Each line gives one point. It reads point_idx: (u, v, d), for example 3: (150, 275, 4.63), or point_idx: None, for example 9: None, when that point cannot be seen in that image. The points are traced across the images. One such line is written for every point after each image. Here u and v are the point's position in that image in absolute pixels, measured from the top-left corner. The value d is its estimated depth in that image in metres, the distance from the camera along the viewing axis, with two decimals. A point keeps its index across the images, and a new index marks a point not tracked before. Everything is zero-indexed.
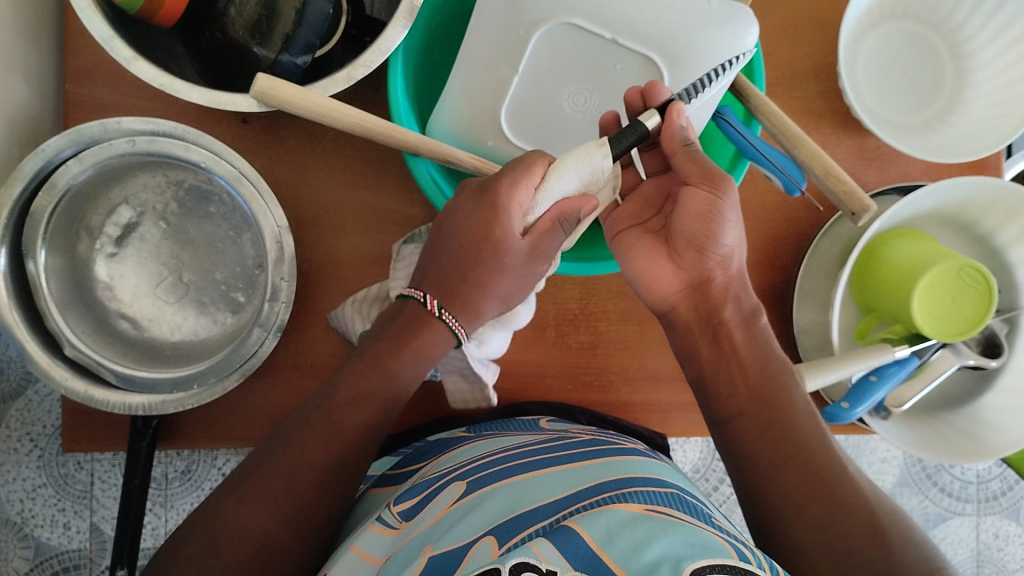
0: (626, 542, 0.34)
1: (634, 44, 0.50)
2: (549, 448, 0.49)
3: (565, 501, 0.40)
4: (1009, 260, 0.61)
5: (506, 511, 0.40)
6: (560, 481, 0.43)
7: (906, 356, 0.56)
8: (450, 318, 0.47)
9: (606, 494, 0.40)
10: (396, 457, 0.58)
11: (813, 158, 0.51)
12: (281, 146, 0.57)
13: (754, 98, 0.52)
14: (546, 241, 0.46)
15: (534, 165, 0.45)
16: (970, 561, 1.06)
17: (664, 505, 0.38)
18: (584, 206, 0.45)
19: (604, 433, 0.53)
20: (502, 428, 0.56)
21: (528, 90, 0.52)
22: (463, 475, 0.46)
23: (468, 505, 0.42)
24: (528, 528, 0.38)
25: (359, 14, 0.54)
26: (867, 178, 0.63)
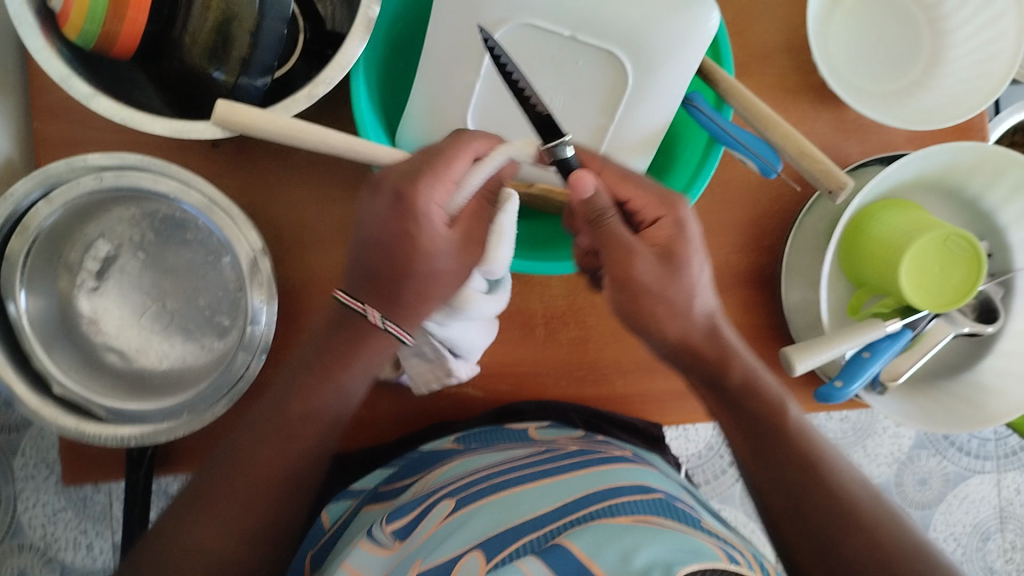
0: (616, 552, 0.34)
1: (595, 39, 0.49)
2: (533, 462, 0.49)
3: (552, 515, 0.40)
4: (1000, 222, 0.60)
5: (493, 526, 0.41)
6: (549, 495, 0.43)
7: (899, 329, 0.55)
8: (397, 328, 0.45)
9: (595, 506, 0.40)
10: (388, 471, 0.58)
11: (787, 139, 0.50)
12: (253, 166, 0.57)
13: (723, 82, 0.52)
14: (477, 220, 0.45)
15: (454, 161, 0.42)
16: (993, 519, 1.05)
17: (651, 515, 0.38)
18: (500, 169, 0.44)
19: (591, 440, 0.53)
20: (489, 440, 0.56)
21: (492, 95, 0.51)
22: (452, 493, 0.46)
23: (456, 522, 0.42)
24: (515, 543, 0.38)
25: (317, 29, 0.54)
26: (849, 150, 0.62)
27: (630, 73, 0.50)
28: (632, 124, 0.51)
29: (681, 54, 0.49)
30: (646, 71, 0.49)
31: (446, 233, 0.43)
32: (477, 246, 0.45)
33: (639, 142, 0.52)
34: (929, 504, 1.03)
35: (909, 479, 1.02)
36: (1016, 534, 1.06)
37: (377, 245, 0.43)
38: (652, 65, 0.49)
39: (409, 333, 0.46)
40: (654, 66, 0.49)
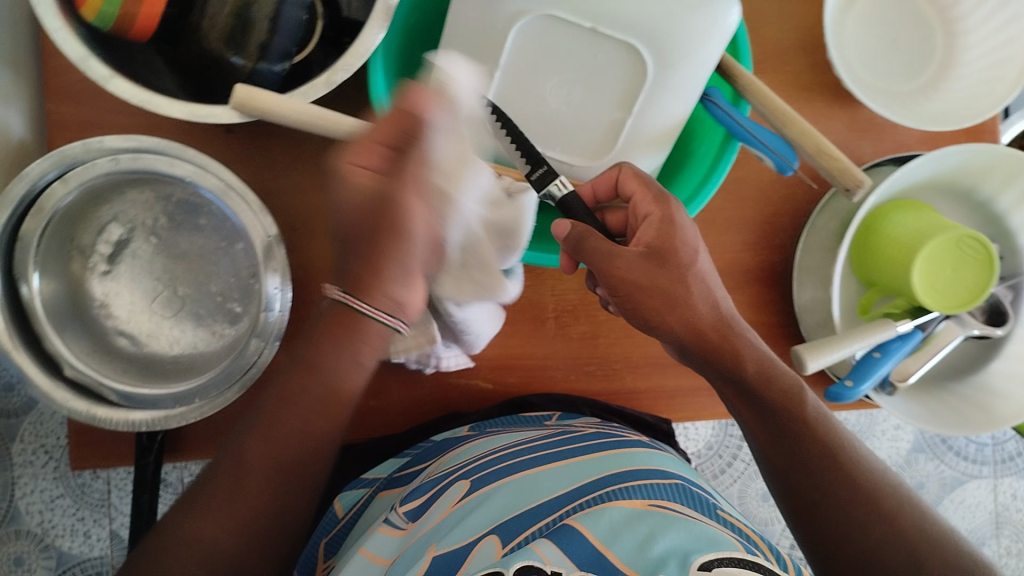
0: (634, 538, 0.36)
1: (616, 33, 0.49)
2: (544, 445, 0.51)
3: (565, 497, 0.43)
4: (1010, 226, 0.60)
5: (511, 508, 0.43)
6: (563, 479, 0.45)
7: (909, 330, 0.55)
8: (365, 304, 0.40)
9: (609, 487, 0.42)
10: (400, 459, 0.59)
11: (805, 135, 0.50)
12: (268, 152, 0.57)
13: (742, 79, 0.52)
14: (410, 168, 0.41)
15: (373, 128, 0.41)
16: (988, 524, 1.06)
17: (666, 500, 0.40)
18: (421, 102, 0.41)
19: (607, 425, 0.55)
20: (507, 426, 0.57)
21: (511, 84, 0.51)
22: (468, 473, 0.49)
23: (471, 504, 0.44)
24: (531, 527, 0.40)
25: (334, 16, 0.54)
26: (861, 151, 0.62)
27: (649, 67, 0.49)
28: (650, 120, 0.51)
29: (701, 48, 0.49)
30: (666, 67, 0.49)
31: (357, 182, 0.41)
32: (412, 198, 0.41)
33: (656, 134, 0.52)
34: None
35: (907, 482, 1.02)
36: (1011, 539, 1.07)
37: (344, 204, 0.42)
38: (671, 63, 0.49)
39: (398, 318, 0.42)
40: (673, 61, 0.49)
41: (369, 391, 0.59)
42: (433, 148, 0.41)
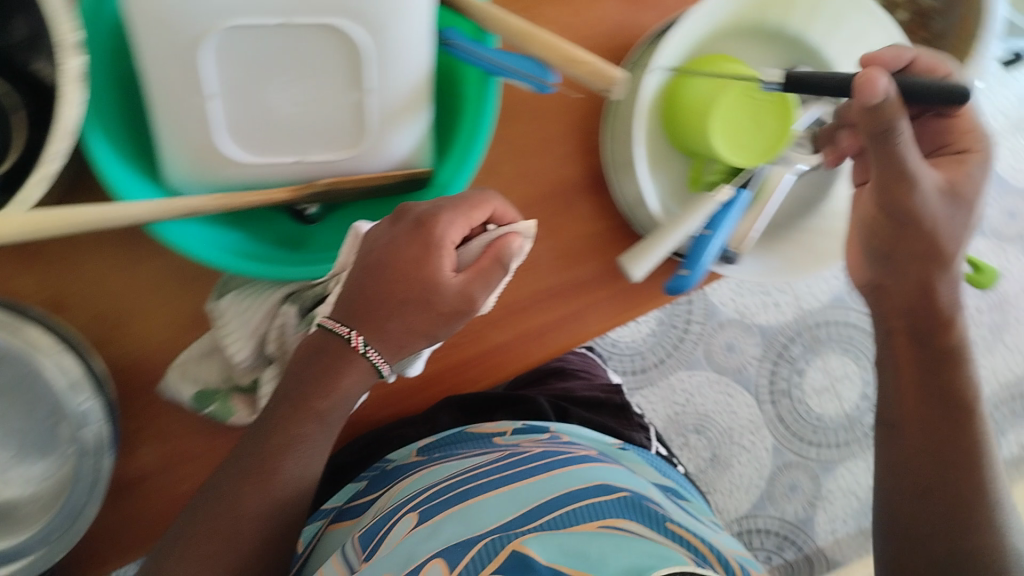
0: (588, 559, 0.44)
1: (308, 19, 0.44)
2: (501, 466, 0.59)
3: (518, 520, 0.50)
4: (812, 43, 0.56)
5: (468, 529, 0.50)
6: (506, 502, 0.53)
7: (733, 193, 0.53)
8: (375, 355, 0.50)
9: (557, 510, 0.50)
10: (358, 484, 0.68)
11: (550, 49, 0.47)
12: (45, 259, 0.53)
13: (474, 9, 0.48)
14: (482, 279, 0.49)
15: (476, 209, 0.50)
16: None
17: (613, 518, 0.49)
18: (513, 239, 0.49)
19: (551, 442, 0.64)
20: (452, 449, 0.66)
21: (232, 108, 0.47)
22: (414, 505, 0.55)
23: (428, 529, 0.51)
24: (473, 548, 0.47)
25: (36, 95, 0.48)
26: (642, 20, 0.58)
27: (361, 42, 0.45)
28: (390, 88, 0.47)
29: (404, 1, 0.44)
30: (378, 34, 0.45)
31: (444, 275, 0.49)
32: (472, 306, 0.50)
33: (406, 98, 0.48)
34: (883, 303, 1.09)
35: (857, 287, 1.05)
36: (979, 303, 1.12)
37: (387, 265, 0.50)
38: (382, 27, 0.45)
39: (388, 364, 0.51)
40: (382, 25, 0.44)
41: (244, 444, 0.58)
42: (495, 281, 0.50)
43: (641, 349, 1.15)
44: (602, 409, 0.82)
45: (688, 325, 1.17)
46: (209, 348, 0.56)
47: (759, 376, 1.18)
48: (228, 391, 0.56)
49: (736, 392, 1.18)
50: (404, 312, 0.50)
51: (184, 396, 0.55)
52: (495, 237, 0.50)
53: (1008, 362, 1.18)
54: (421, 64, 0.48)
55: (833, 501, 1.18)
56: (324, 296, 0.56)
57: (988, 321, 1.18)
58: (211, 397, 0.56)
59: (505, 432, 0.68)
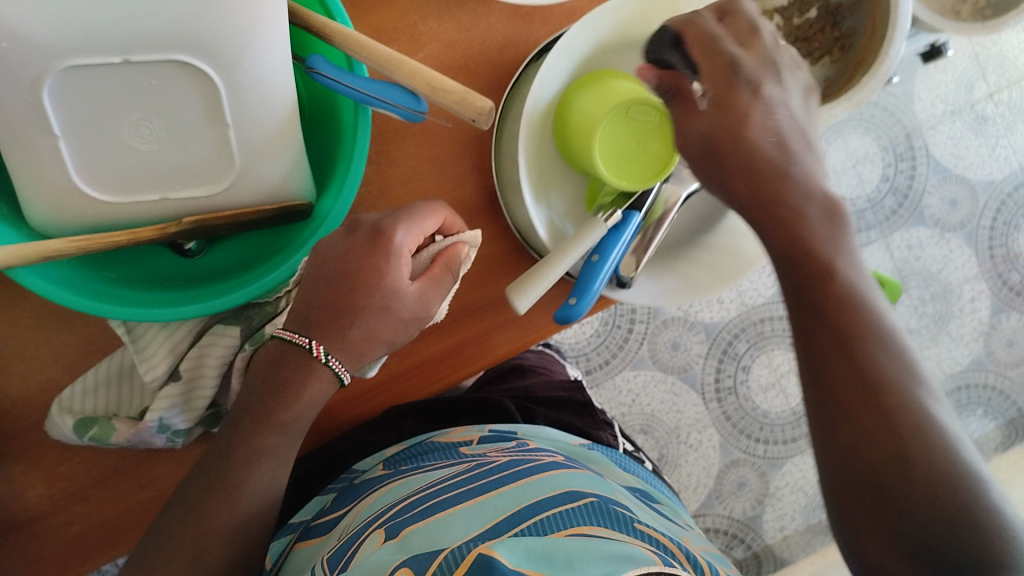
0: (555, 560, 0.39)
1: (149, 56, 0.43)
2: (469, 478, 0.52)
3: (487, 533, 0.43)
4: None
5: (428, 544, 0.43)
6: (476, 514, 0.46)
7: (621, 218, 0.52)
8: (337, 364, 0.48)
9: (527, 521, 0.44)
10: (324, 499, 0.60)
11: (415, 77, 0.45)
12: None
13: (337, 35, 0.46)
14: (434, 287, 0.49)
15: (427, 219, 0.49)
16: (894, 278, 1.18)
17: (583, 526, 0.43)
18: (458, 250, 0.50)
19: (518, 450, 0.57)
20: (419, 461, 0.58)
21: (86, 147, 0.45)
22: (382, 523, 0.48)
23: (394, 546, 0.44)
24: (437, 558, 0.40)
25: None
26: (532, 35, 0.57)
27: (213, 76, 0.44)
28: (251, 124, 0.46)
29: (257, 33, 0.43)
30: (231, 66, 0.43)
31: (400, 283, 0.48)
32: (426, 313, 0.50)
33: (274, 130, 0.47)
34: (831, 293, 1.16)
35: None
36: (921, 288, 1.19)
37: (336, 271, 0.48)
38: (235, 58, 0.43)
39: (348, 371, 0.49)
40: (234, 58, 0.43)
41: (137, 485, 0.56)
42: (444, 291, 0.50)
43: (586, 350, 1.14)
44: (564, 407, 0.76)
45: (633, 325, 1.14)
46: (121, 372, 0.54)
47: (705, 374, 1.18)
48: (111, 417, 0.54)
49: (681, 390, 1.17)
50: (366, 315, 0.48)
51: (72, 430, 0.52)
52: (440, 250, 0.50)
53: (952, 352, 1.20)
54: (286, 95, 0.46)
55: (781, 500, 1.20)
56: (274, 314, 0.53)
57: (931, 312, 1.19)
58: (90, 423, 0.52)
59: (470, 441, 0.60)
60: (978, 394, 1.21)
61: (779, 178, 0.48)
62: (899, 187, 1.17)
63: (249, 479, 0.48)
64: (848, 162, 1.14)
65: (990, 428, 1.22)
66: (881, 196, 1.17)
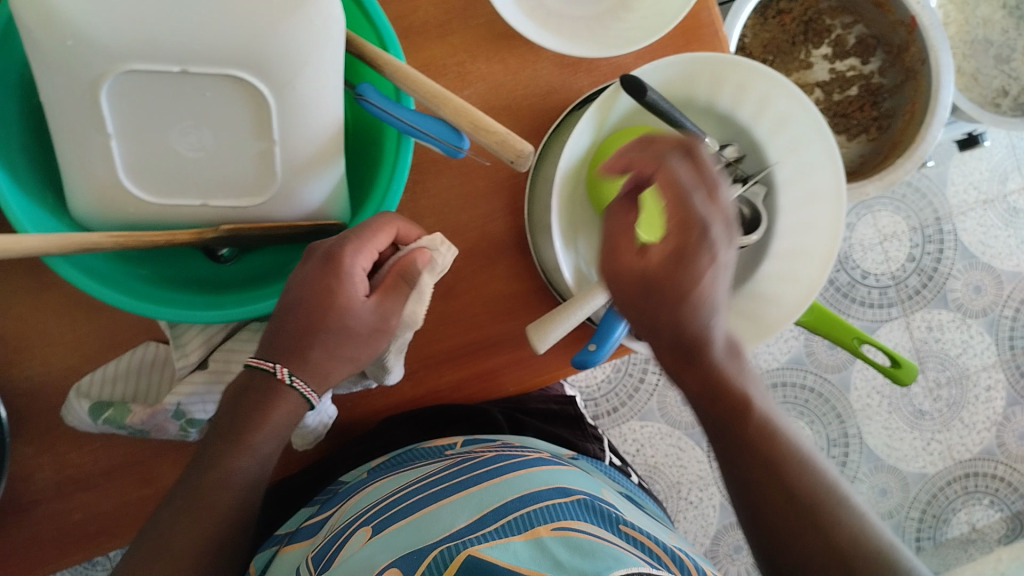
0: (546, 562, 0.41)
1: (206, 69, 0.44)
2: (453, 472, 0.54)
3: (472, 526, 0.46)
4: (743, 121, 0.55)
5: (416, 542, 0.46)
6: (463, 508, 0.48)
7: None
8: (302, 385, 0.49)
9: (512, 515, 0.46)
10: (310, 509, 0.60)
11: (459, 115, 0.46)
12: None
13: (389, 67, 0.48)
14: (392, 300, 0.51)
15: (381, 235, 0.49)
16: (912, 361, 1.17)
17: (569, 520, 0.45)
18: (419, 259, 0.51)
19: (508, 446, 0.59)
20: (407, 460, 0.60)
21: (135, 148, 0.46)
22: (367, 519, 0.50)
23: (382, 542, 0.46)
24: (429, 558, 0.43)
25: None
26: (578, 84, 0.58)
27: (263, 90, 0.45)
28: (296, 141, 0.47)
29: (312, 54, 0.45)
30: (283, 83, 0.45)
31: (357, 299, 0.49)
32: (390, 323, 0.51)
33: (319, 147, 0.48)
34: (845, 366, 1.17)
35: (818, 347, 1.16)
36: (938, 370, 1.18)
37: (297, 302, 0.48)
38: (287, 75, 0.45)
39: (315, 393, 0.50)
40: (287, 74, 0.45)
41: (141, 479, 0.56)
42: (401, 299, 0.51)
43: (595, 395, 1.15)
44: (554, 419, 0.75)
45: (645, 374, 1.16)
46: (144, 365, 0.55)
47: None
48: (127, 402, 0.54)
49: (688, 446, 1.16)
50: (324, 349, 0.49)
51: (88, 414, 0.52)
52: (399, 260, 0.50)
53: (964, 439, 1.18)
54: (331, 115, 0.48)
55: None
56: None
57: (946, 397, 1.19)
58: (105, 405, 0.53)
59: (454, 443, 0.62)
60: (985, 484, 1.19)
61: (703, 333, 0.47)
62: (924, 269, 1.17)
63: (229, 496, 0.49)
64: (874, 238, 1.16)
65: (994, 518, 1.19)
66: (905, 275, 1.17)
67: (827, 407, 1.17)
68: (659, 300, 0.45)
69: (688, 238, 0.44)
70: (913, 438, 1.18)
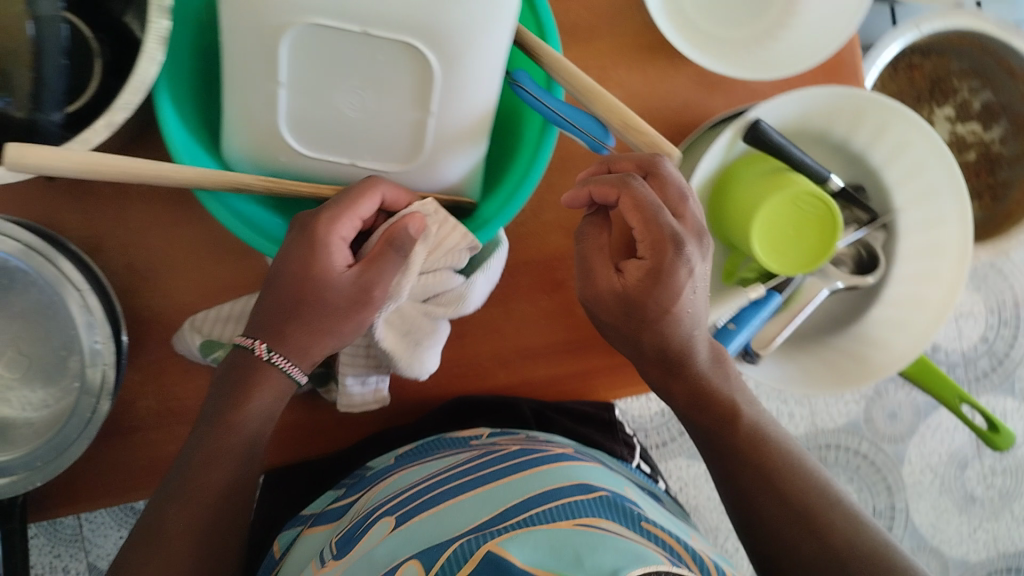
0: (564, 559, 0.39)
1: (386, 33, 0.46)
2: (477, 465, 0.54)
3: (489, 523, 0.45)
4: (873, 162, 0.56)
5: (434, 536, 0.46)
6: (482, 504, 0.48)
7: (764, 295, 0.54)
8: (280, 360, 0.50)
9: (533, 510, 0.45)
10: (337, 492, 0.63)
11: (610, 112, 0.48)
12: (88, 201, 0.55)
13: (547, 58, 0.50)
14: (377, 270, 0.49)
15: (363, 199, 0.47)
16: (970, 444, 1.17)
17: (592, 517, 0.43)
18: (409, 223, 0.47)
19: (533, 440, 0.59)
20: (432, 450, 0.61)
21: (300, 101, 0.48)
22: (390, 509, 0.51)
23: (402, 534, 0.47)
24: (449, 549, 0.43)
25: (118, 50, 0.50)
26: (711, 105, 0.59)
27: (433, 63, 0.47)
28: (451, 116, 0.49)
29: (485, 35, 0.46)
30: (452, 58, 0.47)
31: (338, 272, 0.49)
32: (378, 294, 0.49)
33: (471, 125, 0.50)
34: (901, 439, 1.16)
35: (879, 414, 1.15)
36: (995, 458, 1.18)
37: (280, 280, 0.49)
38: (457, 51, 0.47)
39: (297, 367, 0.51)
40: (458, 51, 0.47)
41: None
42: (395, 264, 0.49)
43: (647, 426, 1.15)
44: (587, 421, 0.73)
45: None
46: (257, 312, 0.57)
47: None
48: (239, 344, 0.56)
49: None
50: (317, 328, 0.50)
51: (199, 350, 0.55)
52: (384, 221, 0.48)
53: (1011, 531, 1.18)
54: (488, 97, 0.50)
55: None
56: None
57: (999, 485, 1.18)
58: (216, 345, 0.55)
59: (480, 435, 0.62)
60: None
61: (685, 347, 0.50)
62: (995, 352, 1.16)
63: (236, 452, 0.50)
64: None
65: None
66: (975, 356, 1.16)
67: (877, 477, 1.15)
68: (637, 316, 0.49)
69: (667, 245, 0.46)
70: (960, 523, 1.17)
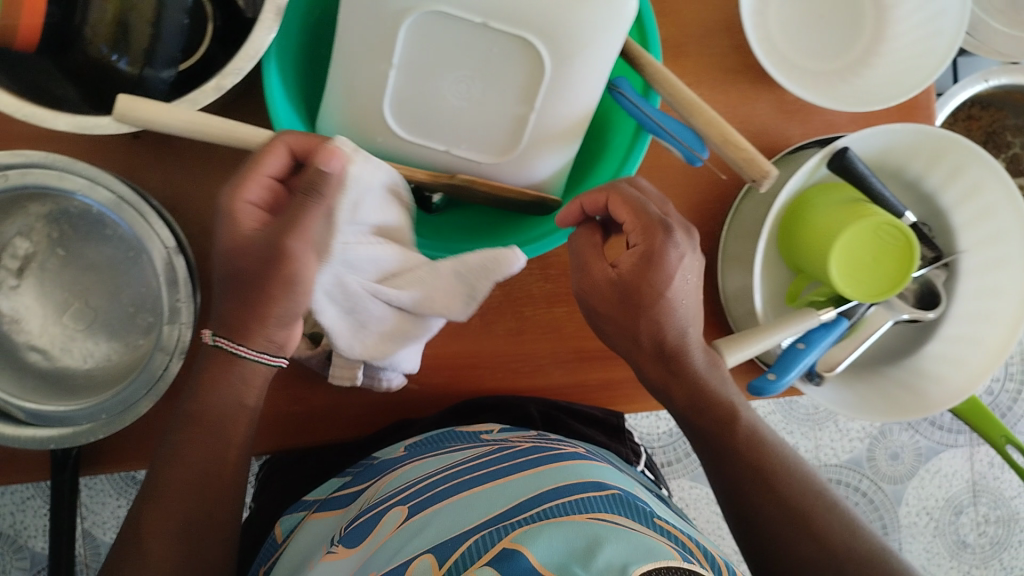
0: (575, 551, 0.35)
1: (506, 27, 0.47)
2: (485, 462, 0.50)
3: (504, 517, 0.41)
4: (942, 203, 0.59)
5: (452, 529, 0.41)
6: (490, 501, 0.43)
7: (833, 318, 0.55)
8: (226, 343, 0.46)
9: (548, 504, 0.40)
10: (341, 480, 0.60)
11: (710, 125, 0.49)
12: (172, 161, 0.55)
13: (650, 66, 0.51)
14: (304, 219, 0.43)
15: (263, 159, 0.44)
16: (966, 491, 1.19)
17: (607, 513, 0.39)
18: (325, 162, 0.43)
19: (542, 438, 0.56)
20: (441, 443, 0.57)
21: (408, 83, 0.49)
22: (404, 500, 0.47)
23: (411, 530, 0.43)
24: (467, 542, 0.39)
25: (228, 15, 0.51)
26: (788, 132, 0.61)
27: (546, 58, 0.48)
28: (552, 114, 0.50)
29: (600, 38, 0.47)
30: (564, 57, 0.48)
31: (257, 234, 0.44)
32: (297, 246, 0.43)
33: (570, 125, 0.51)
34: (901, 480, 1.17)
35: (880, 454, 1.17)
36: (990, 507, 1.19)
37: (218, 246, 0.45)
38: (570, 51, 0.47)
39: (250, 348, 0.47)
40: (570, 51, 0.47)
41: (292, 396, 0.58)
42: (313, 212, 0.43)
43: (653, 444, 1.16)
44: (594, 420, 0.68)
45: None
46: None
47: None
48: None
49: None
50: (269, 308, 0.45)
51: None
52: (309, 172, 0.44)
53: None
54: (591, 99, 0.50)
55: None
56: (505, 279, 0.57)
57: (991, 535, 1.19)
58: None
59: (491, 430, 0.59)
60: None
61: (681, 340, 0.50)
62: (999, 405, 1.18)
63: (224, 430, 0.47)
64: None
65: None
66: None
67: (876, 515, 1.16)
68: (635, 304, 0.48)
69: (657, 229, 0.46)
70: (949, 567, 1.19)
